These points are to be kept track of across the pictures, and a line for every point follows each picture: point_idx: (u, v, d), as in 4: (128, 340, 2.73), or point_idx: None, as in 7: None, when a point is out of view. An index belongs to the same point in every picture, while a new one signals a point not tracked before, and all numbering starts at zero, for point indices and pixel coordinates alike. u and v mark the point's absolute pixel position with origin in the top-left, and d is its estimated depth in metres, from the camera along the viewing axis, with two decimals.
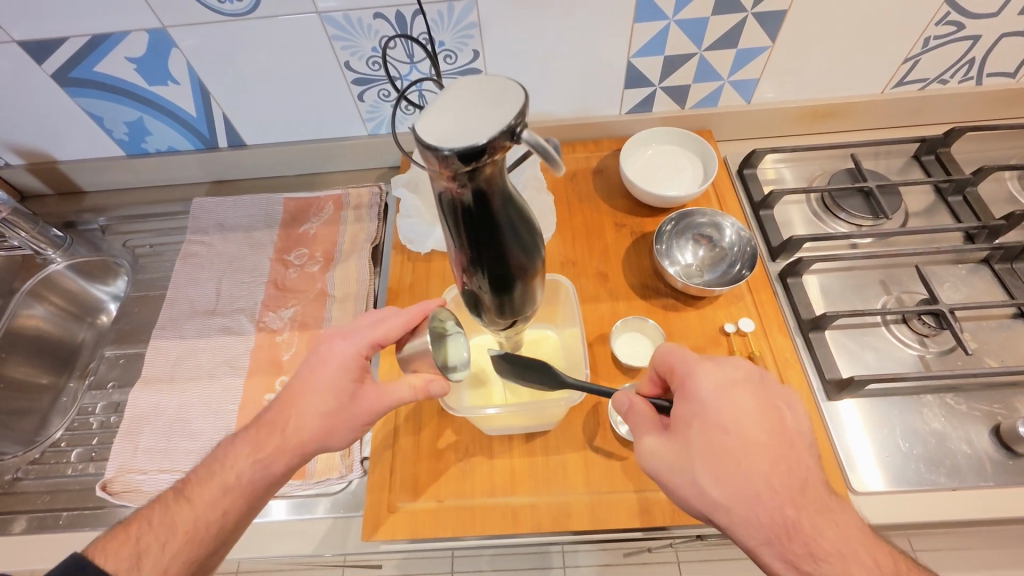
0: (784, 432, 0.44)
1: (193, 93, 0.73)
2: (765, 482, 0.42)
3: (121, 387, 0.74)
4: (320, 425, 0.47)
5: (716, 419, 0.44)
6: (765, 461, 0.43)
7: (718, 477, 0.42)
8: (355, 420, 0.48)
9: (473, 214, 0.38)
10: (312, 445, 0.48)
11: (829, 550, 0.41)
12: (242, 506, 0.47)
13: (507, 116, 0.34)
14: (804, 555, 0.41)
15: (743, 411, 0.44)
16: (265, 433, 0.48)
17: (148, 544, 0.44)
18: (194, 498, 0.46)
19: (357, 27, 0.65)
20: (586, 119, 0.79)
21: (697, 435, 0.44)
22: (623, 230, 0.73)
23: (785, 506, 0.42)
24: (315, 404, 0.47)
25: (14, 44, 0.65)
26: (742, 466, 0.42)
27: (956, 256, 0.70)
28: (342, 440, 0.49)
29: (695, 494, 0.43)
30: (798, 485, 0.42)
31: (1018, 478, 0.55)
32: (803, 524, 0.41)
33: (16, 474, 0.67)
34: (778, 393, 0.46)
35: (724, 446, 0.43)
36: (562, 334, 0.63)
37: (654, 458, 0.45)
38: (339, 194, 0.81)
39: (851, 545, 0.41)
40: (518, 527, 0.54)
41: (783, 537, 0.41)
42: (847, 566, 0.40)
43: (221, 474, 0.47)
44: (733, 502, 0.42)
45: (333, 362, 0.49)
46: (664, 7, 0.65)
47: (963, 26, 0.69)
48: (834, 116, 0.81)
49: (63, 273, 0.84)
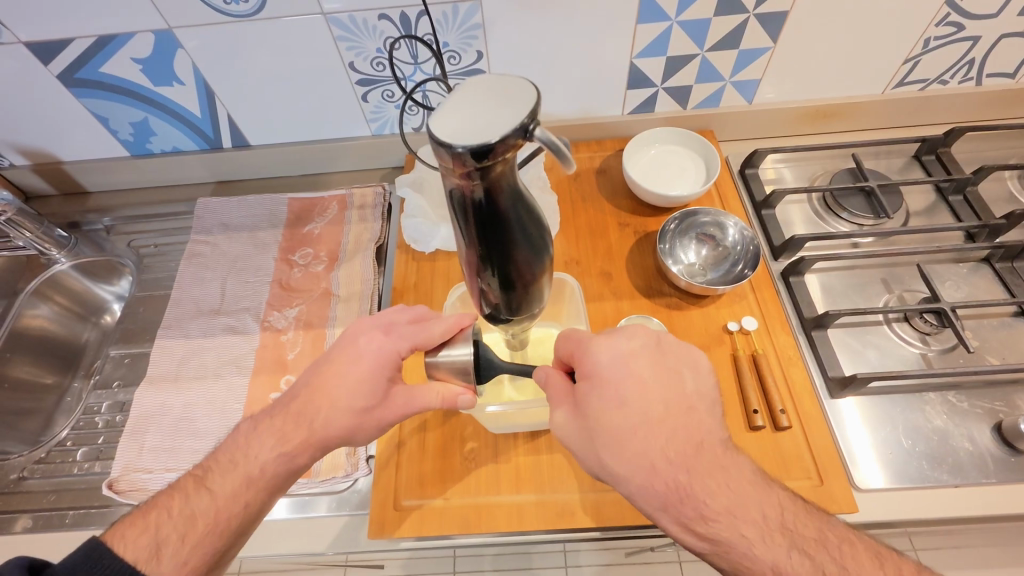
0: (682, 400, 0.44)
1: (199, 94, 0.73)
2: (658, 450, 0.42)
3: (126, 386, 0.74)
4: (347, 421, 0.48)
5: (612, 389, 0.43)
6: (658, 429, 0.42)
7: (615, 449, 0.42)
8: (382, 422, 0.49)
9: (483, 211, 0.39)
10: (337, 440, 0.48)
11: (719, 509, 0.41)
12: (263, 498, 0.47)
13: (520, 114, 0.34)
14: (694, 516, 0.41)
15: (638, 379, 0.44)
16: (292, 424, 0.48)
17: (168, 534, 0.43)
18: (216, 489, 0.46)
19: (362, 28, 0.65)
20: (589, 120, 0.80)
21: (593, 408, 0.44)
22: (627, 230, 0.74)
23: (677, 471, 0.41)
24: (345, 400, 0.47)
25: (21, 45, 0.65)
26: (636, 436, 0.42)
27: (957, 255, 0.70)
28: (366, 436, 0.49)
29: (597, 465, 0.44)
30: (691, 449, 0.42)
31: (1020, 475, 0.55)
32: (694, 487, 0.41)
33: (22, 474, 0.67)
34: (677, 360, 0.45)
35: (619, 418, 0.43)
36: (567, 332, 0.64)
37: (564, 434, 0.45)
38: (342, 195, 0.81)
39: (741, 502, 0.41)
40: (523, 525, 0.54)
41: (677, 503, 0.41)
42: (735, 525, 0.40)
43: (243, 465, 0.47)
44: (627, 472, 0.42)
45: (364, 361, 0.49)
46: (667, 8, 0.65)
47: (963, 26, 0.70)
48: (835, 116, 0.82)
49: (68, 274, 0.84)
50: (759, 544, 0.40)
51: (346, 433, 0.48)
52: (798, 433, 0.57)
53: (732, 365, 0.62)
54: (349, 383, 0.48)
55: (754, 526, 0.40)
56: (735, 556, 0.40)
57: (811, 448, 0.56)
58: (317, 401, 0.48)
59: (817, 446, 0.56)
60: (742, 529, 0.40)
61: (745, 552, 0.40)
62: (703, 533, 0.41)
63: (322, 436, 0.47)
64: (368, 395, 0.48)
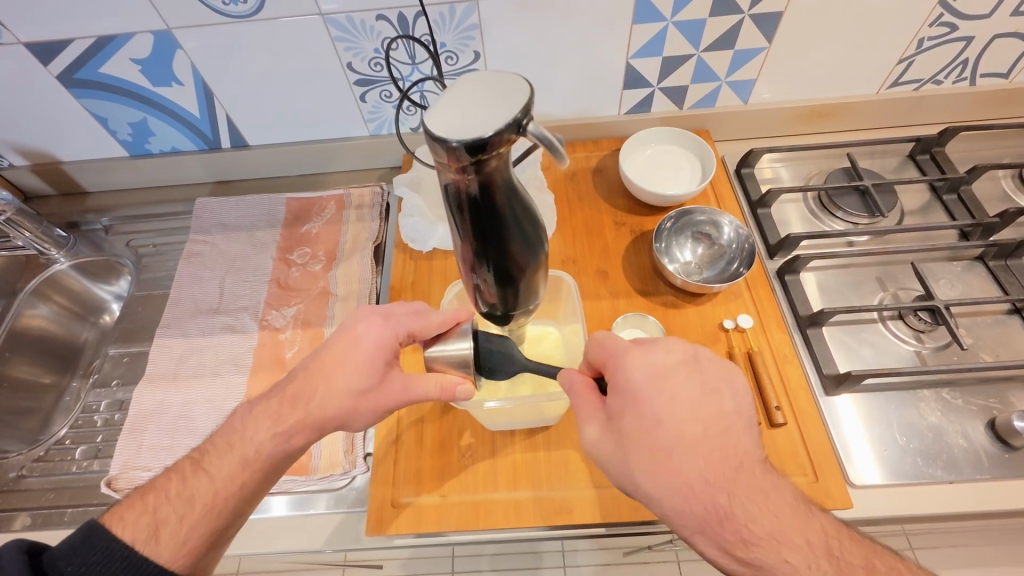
0: (720, 419, 0.44)
1: (197, 94, 0.74)
2: (698, 472, 0.42)
3: (125, 385, 0.74)
4: (344, 404, 0.48)
5: (650, 410, 0.43)
6: (698, 451, 0.42)
7: (654, 472, 0.42)
8: (379, 407, 0.49)
9: (478, 206, 0.39)
10: (333, 423, 0.49)
11: (761, 534, 0.41)
12: (260, 479, 0.47)
13: (513, 109, 0.35)
14: (736, 540, 0.41)
15: (677, 402, 0.43)
16: (288, 406, 0.48)
17: (166, 515, 0.44)
18: (213, 470, 0.46)
19: (360, 29, 0.66)
20: (585, 120, 0.80)
21: (631, 429, 0.43)
22: (622, 229, 0.74)
23: (717, 494, 0.41)
24: (342, 384, 0.48)
25: (20, 46, 0.66)
26: (677, 459, 0.42)
27: (951, 253, 0.71)
28: (363, 421, 0.50)
29: (631, 485, 0.44)
30: (732, 471, 0.42)
31: (1015, 471, 0.55)
32: (735, 510, 0.41)
33: (22, 472, 0.67)
34: (716, 381, 0.45)
35: (659, 440, 0.43)
36: (563, 330, 0.64)
37: (598, 454, 0.46)
38: (341, 194, 0.82)
39: (784, 527, 0.41)
40: (521, 522, 0.54)
41: (716, 527, 0.41)
42: (779, 550, 0.40)
43: (240, 448, 0.47)
44: (665, 494, 0.42)
45: (362, 346, 0.49)
46: (663, 9, 0.66)
47: (956, 26, 0.70)
48: (829, 116, 0.82)
49: (67, 273, 0.85)
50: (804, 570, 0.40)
51: (343, 416, 0.49)
52: (794, 429, 0.58)
53: None
54: (346, 367, 0.48)
55: (796, 552, 0.40)
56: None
57: (807, 445, 0.56)
58: (313, 384, 0.48)
59: (813, 443, 0.57)
60: (785, 554, 0.40)
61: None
62: (743, 558, 0.41)
63: (319, 419, 0.48)
64: (365, 379, 0.48)
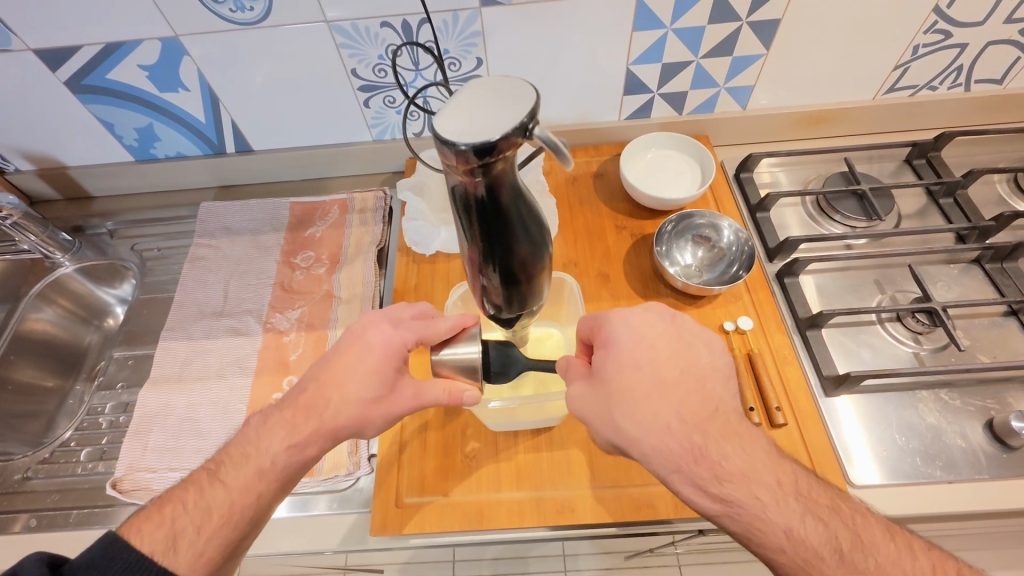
0: (695, 368, 0.47)
1: (203, 100, 0.75)
2: (674, 412, 0.45)
3: (130, 387, 0.75)
4: (358, 412, 0.49)
5: (629, 356, 0.47)
6: (672, 392, 0.46)
7: (631, 413, 0.45)
8: (391, 413, 0.50)
9: (485, 208, 0.40)
10: (348, 433, 0.49)
11: (733, 471, 0.43)
12: (274, 491, 0.48)
13: (520, 114, 0.36)
14: (709, 477, 0.43)
15: (655, 349, 0.47)
16: (303, 416, 0.49)
17: (183, 526, 0.44)
18: (228, 481, 0.47)
19: (364, 36, 0.67)
20: (586, 125, 0.81)
21: (613, 375, 0.47)
22: (624, 232, 0.75)
23: (691, 432, 0.44)
24: (355, 393, 0.49)
25: (29, 52, 0.66)
26: (652, 403, 0.45)
27: (948, 257, 0.72)
28: (375, 429, 0.51)
29: (609, 429, 0.46)
30: (707, 413, 0.45)
31: (1012, 471, 0.56)
32: (708, 448, 0.44)
33: (27, 474, 0.67)
34: (694, 335, 0.49)
35: (637, 384, 0.46)
36: (566, 331, 0.65)
37: (583, 400, 0.48)
38: (344, 199, 0.83)
39: (755, 465, 0.44)
40: (523, 522, 0.54)
41: (690, 463, 0.43)
42: (748, 486, 0.43)
43: (256, 458, 0.48)
44: (643, 434, 0.44)
45: (373, 353, 0.50)
46: (662, 16, 0.67)
47: (950, 33, 0.72)
48: (827, 122, 0.83)
49: (72, 277, 0.85)
50: (774, 508, 0.42)
51: (357, 425, 0.49)
52: (795, 430, 0.58)
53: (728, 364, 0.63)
54: (360, 377, 0.49)
55: (768, 489, 0.43)
56: (747, 519, 0.42)
57: (807, 445, 0.57)
58: (326, 394, 0.49)
59: (813, 443, 0.57)
60: (757, 491, 0.43)
61: (759, 515, 0.42)
62: (717, 495, 0.43)
63: (334, 429, 0.49)
64: (379, 387, 0.49)
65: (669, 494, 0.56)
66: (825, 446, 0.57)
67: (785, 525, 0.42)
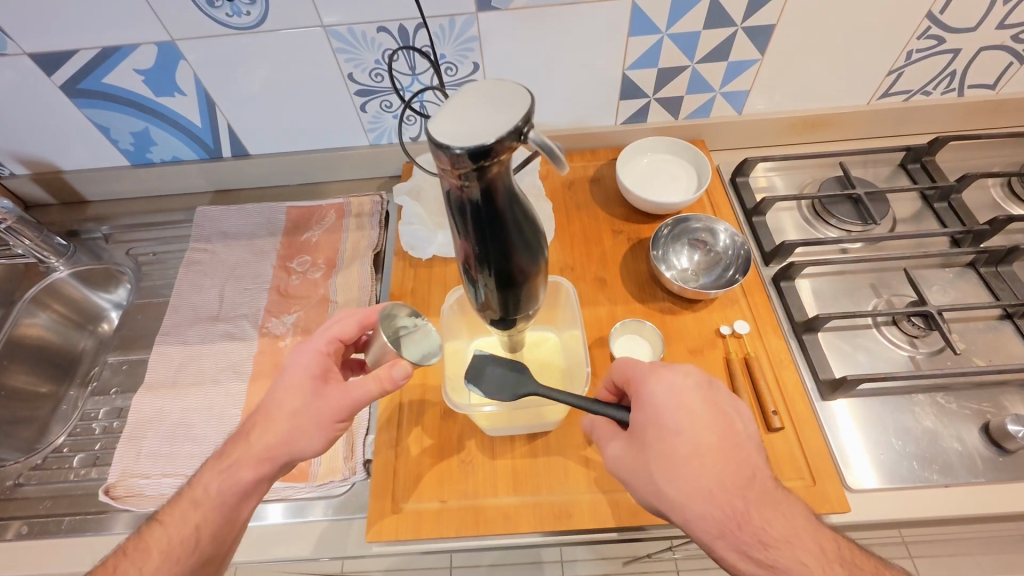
0: (734, 435, 0.46)
1: (199, 104, 0.75)
2: (715, 480, 0.45)
3: (124, 392, 0.74)
4: (285, 427, 0.50)
5: (667, 421, 0.46)
6: (713, 458, 0.45)
7: (672, 479, 0.45)
8: (317, 415, 0.49)
9: (480, 211, 0.40)
10: (283, 452, 0.50)
11: (777, 536, 0.44)
12: (216, 522, 0.49)
13: (514, 118, 0.36)
14: (753, 542, 0.44)
15: (695, 413, 0.46)
16: (230, 444, 0.51)
17: (127, 569, 0.47)
18: (166, 519, 0.49)
19: (361, 41, 0.67)
20: (583, 129, 0.81)
21: (654, 439, 0.46)
22: (620, 237, 0.75)
23: (733, 499, 0.44)
24: (279, 410, 0.50)
25: (25, 56, 0.66)
26: (692, 469, 0.45)
27: (943, 260, 0.72)
28: (307, 440, 0.50)
29: (651, 492, 0.46)
30: (746, 480, 0.45)
31: (1007, 475, 0.56)
32: (751, 514, 0.44)
33: (18, 480, 0.67)
34: (727, 397, 0.48)
35: (677, 451, 0.45)
36: (562, 336, 0.65)
37: (619, 458, 0.48)
38: (340, 203, 0.83)
39: (796, 529, 0.45)
40: (519, 528, 0.54)
41: (734, 530, 0.44)
42: (794, 552, 0.44)
43: (191, 493, 0.50)
44: (684, 500, 0.45)
45: (289, 369, 0.51)
46: (658, 21, 0.67)
47: (943, 39, 0.72)
48: (823, 126, 0.84)
49: (66, 281, 0.84)
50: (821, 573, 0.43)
51: (286, 439, 0.49)
52: (792, 435, 0.58)
53: (725, 370, 0.63)
54: (279, 394, 0.51)
55: (811, 554, 0.44)
56: None
57: (804, 449, 0.57)
58: (254, 419, 0.51)
59: (810, 447, 0.57)
60: (801, 556, 0.44)
61: None
62: (763, 560, 0.44)
63: (262, 448, 0.49)
64: (299, 396, 0.50)
65: None
66: (824, 452, 0.57)
67: None
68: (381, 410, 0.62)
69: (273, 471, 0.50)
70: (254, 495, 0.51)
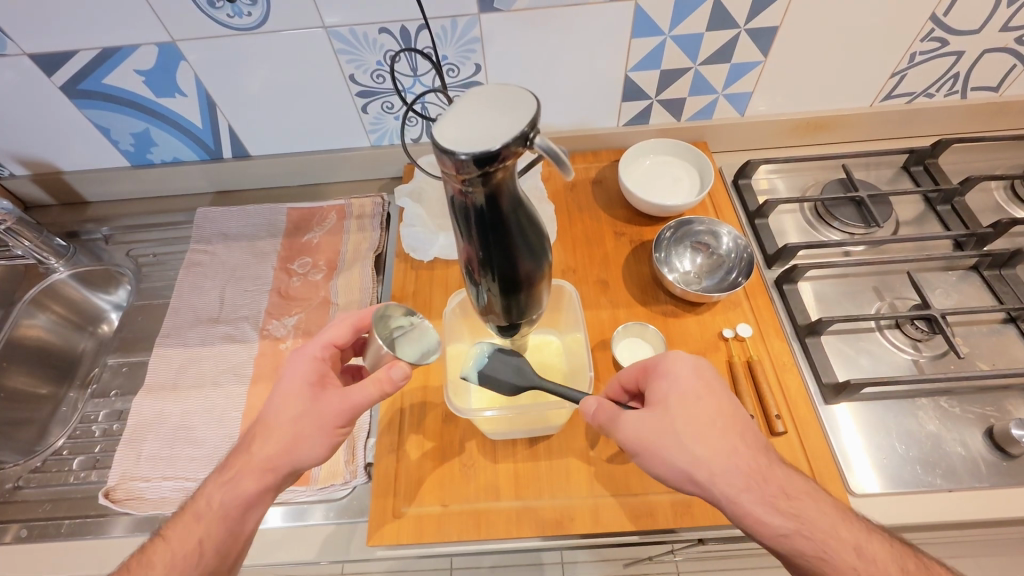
0: None
1: (200, 105, 0.74)
2: (739, 435, 0.46)
3: (124, 394, 0.74)
4: (285, 435, 0.49)
5: (685, 383, 0.47)
6: (734, 416, 0.47)
7: (699, 435, 0.45)
8: (317, 422, 0.49)
9: (485, 217, 0.40)
10: (284, 461, 0.49)
11: (798, 489, 0.45)
12: (219, 535, 0.48)
13: (520, 123, 0.35)
14: (781, 495, 0.44)
15: (711, 376, 0.48)
16: (232, 456, 0.51)
17: None
18: (170, 534, 0.49)
19: (362, 41, 0.67)
20: (585, 131, 0.81)
21: (676, 401, 0.46)
22: (622, 239, 0.75)
23: (756, 453, 0.45)
24: (277, 418, 0.50)
25: (25, 57, 0.66)
26: (717, 425, 0.45)
27: (946, 264, 0.72)
28: (309, 447, 0.49)
29: (677, 454, 0.45)
30: (762, 438, 0.47)
31: (1012, 479, 0.56)
32: (773, 469, 0.45)
33: (17, 483, 0.66)
34: None
35: (700, 408, 0.46)
36: (564, 339, 0.65)
37: (638, 427, 0.46)
38: (341, 204, 0.82)
39: (811, 486, 0.47)
40: (522, 532, 0.54)
41: (762, 482, 0.44)
42: (814, 506, 0.45)
43: (194, 506, 0.49)
44: (713, 455, 0.44)
45: (286, 378, 0.51)
46: (661, 23, 0.67)
47: (947, 41, 0.72)
48: (826, 128, 0.83)
49: (66, 282, 0.84)
50: (840, 525, 0.45)
51: (287, 447, 0.49)
52: (795, 438, 0.58)
53: (728, 374, 0.62)
54: (276, 402, 0.50)
55: (828, 506, 0.46)
56: (818, 537, 0.44)
57: (807, 453, 0.57)
58: (254, 429, 0.51)
59: (814, 451, 0.57)
60: (820, 508, 0.45)
61: (828, 529, 0.44)
62: (791, 511, 0.44)
63: (263, 458, 0.49)
64: (297, 403, 0.50)
65: (667, 502, 0.55)
66: (827, 457, 0.57)
67: (853, 541, 0.44)
68: (382, 413, 0.62)
69: (276, 482, 0.49)
70: (258, 508, 0.50)
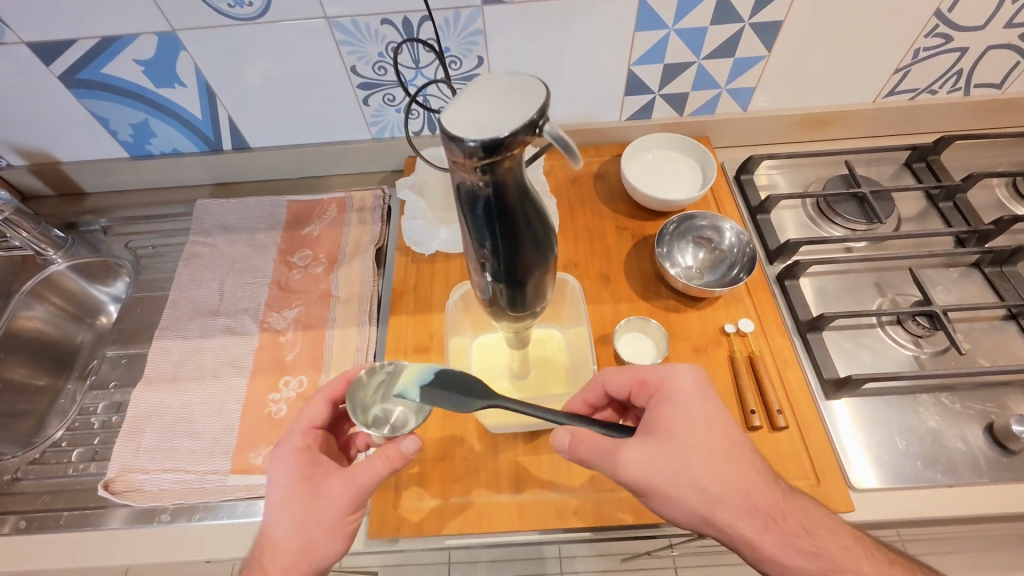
0: None
1: (200, 96, 0.74)
2: (755, 472, 0.45)
3: (122, 386, 0.73)
4: (293, 544, 0.46)
5: (695, 415, 0.46)
6: (746, 449, 0.46)
7: (715, 473, 0.44)
8: (326, 517, 0.46)
9: (492, 205, 0.39)
10: (302, 569, 0.46)
11: (814, 524, 0.46)
12: None
13: (530, 111, 0.35)
14: (800, 533, 0.45)
15: (717, 404, 0.47)
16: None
17: None
18: None
19: (364, 32, 0.66)
20: (587, 125, 0.81)
21: (691, 435, 0.45)
22: (624, 234, 0.74)
23: (771, 489, 0.45)
24: (279, 531, 0.46)
25: (22, 46, 0.65)
26: (730, 461, 0.45)
27: (947, 260, 0.72)
28: (323, 545, 0.46)
29: (695, 494, 0.44)
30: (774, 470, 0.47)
31: (1012, 475, 0.56)
32: (788, 505, 0.46)
33: (16, 475, 0.66)
34: None
35: (713, 442, 0.45)
36: (567, 333, 0.65)
37: (647, 463, 0.44)
38: (342, 197, 0.82)
39: (826, 519, 0.47)
40: (523, 525, 0.54)
41: (781, 522, 0.44)
42: (833, 540, 0.46)
43: None
44: (730, 494, 0.44)
45: (277, 479, 0.48)
46: (665, 16, 0.67)
47: (952, 37, 0.72)
48: (828, 124, 0.83)
49: (64, 273, 0.83)
50: (862, 559, 0.46)
51: (300, 554, 0.46)
52: (796, 433, 0.58)
53: (728, 369, 0.62)
54: (271, 513, 0.47)
55: (845, 539, 0.47)
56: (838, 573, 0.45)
57: (808, 448, 0.57)
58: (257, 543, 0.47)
59: (814, 447, 0.57)
60: (840, 543, 0.46)
61: (849, 566, 0.45)
62: (812, 549, 0.45)
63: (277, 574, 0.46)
64: (297, 505, 0.46)
65: None
66: (830, 455, 0.57)
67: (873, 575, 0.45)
68: None
69: None
70: None
